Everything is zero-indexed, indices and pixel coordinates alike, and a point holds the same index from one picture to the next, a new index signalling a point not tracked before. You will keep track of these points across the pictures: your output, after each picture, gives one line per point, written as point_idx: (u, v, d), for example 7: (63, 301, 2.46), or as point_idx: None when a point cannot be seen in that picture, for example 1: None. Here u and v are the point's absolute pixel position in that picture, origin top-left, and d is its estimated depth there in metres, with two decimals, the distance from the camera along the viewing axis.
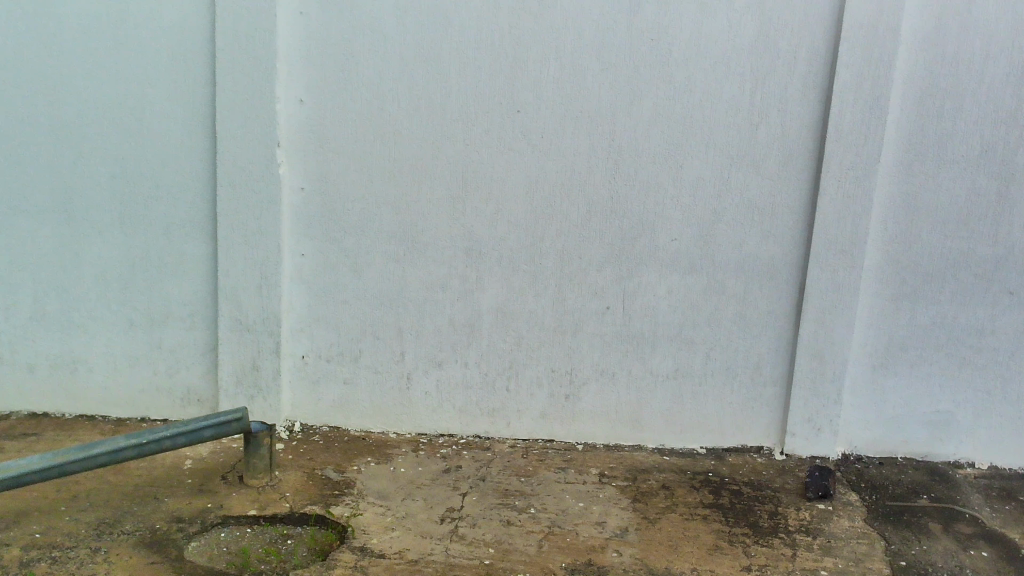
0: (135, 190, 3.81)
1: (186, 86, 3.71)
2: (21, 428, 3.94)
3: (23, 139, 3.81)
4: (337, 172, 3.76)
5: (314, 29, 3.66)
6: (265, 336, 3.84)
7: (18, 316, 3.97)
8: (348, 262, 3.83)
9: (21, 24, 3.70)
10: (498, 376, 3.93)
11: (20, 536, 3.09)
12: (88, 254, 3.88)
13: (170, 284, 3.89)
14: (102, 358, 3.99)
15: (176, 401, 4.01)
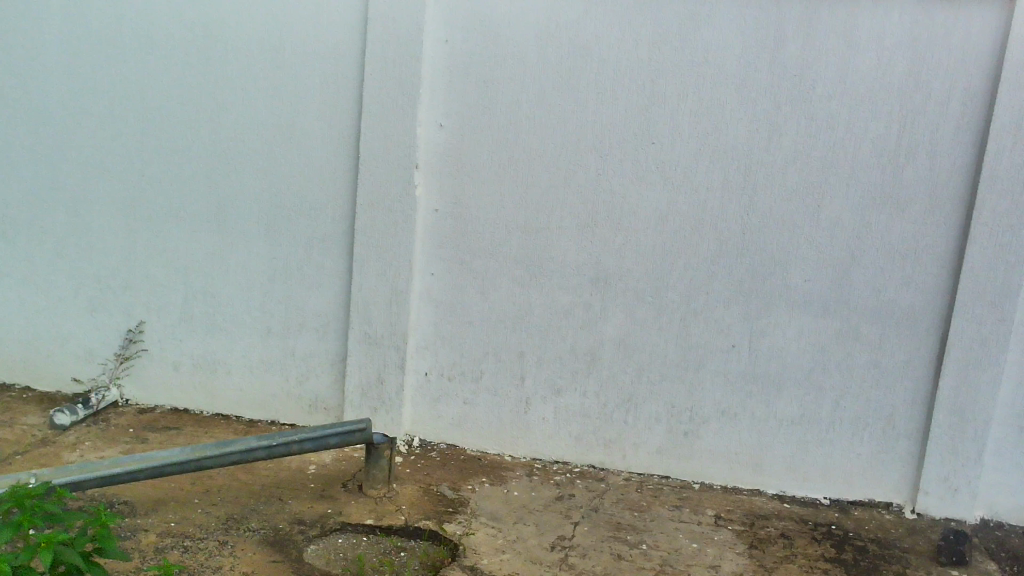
0: (281, 204, 4.02)
1: (335, 109, 3.90)
2: (164, 421, 4.21)
3: (184, 152, 4.08)
4: (470, 195, 3.85)
5: (458, 57, 3.78)
6: (392, 351, 3.96)
7: (169, 316, 4.24)
8: (475, 283, 3.91)
9: (191, 46, 3.99)
10: (616, 408, 3.89)
11: (157, 523, 3.29)
12: (235, 262, 4.12)
13: (306, 294, 4.07)
14: (240, 361, 4.21)
15: (305, 407, 4.18)
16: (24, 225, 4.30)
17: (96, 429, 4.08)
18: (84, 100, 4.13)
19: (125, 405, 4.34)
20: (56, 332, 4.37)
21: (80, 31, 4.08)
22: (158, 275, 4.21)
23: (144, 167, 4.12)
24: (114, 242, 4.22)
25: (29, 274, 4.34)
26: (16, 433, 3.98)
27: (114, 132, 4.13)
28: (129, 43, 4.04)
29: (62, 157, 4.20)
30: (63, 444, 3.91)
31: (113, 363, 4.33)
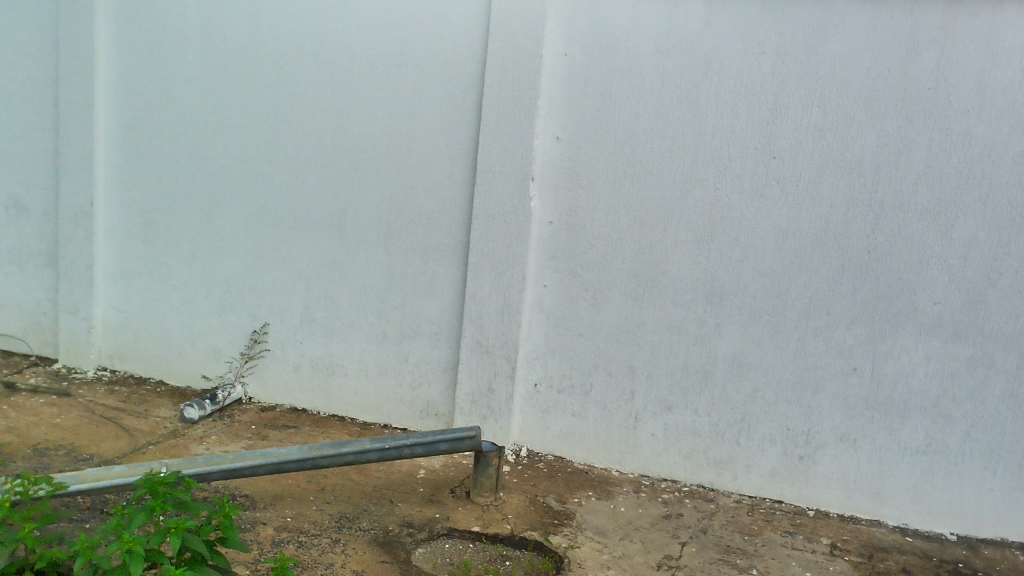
0: (400, 213, 4.14)
1: (454, 121, 3.99)
2: (283, 420, 4.38)
3: (311, 162, 4.25)
4: (585, 208, 3.85)
5: (576, 70, 3.80)
6: (503, 360, 4.00)
7: (291, 319, 4.42)
8: (587, 296, 3.90)
9: (321, 60, 4.16)
10: (728, 427, 3.80)
11: (274, 517, 3.42)
12: (354, 269, 4.25)
13: (421, 302, 4.17)
14: (356, 364, 4.34)
15: (417, 412, 4.27)
16: (164, 229, 4.57)
17: (221, 424, 4.29)
18: (221, 113, 4.37)
19: (248, 402, 4.55)
20: (188, 331, 4.63)
21: (220, 47, 4.32)
22: (282, 280, 4.39)
23: (274, 176, 4.32)
24: (243, 248, 4.43)
25: (166, 276, 4.62)
26: (149, 425, 4.24)
27: (247, 142, 4.34)
28: (263, 58, 4.25)
29: (199, 165, 4.45)
30: (191, 437, 4.13)
31: (238, 361, 4.55)
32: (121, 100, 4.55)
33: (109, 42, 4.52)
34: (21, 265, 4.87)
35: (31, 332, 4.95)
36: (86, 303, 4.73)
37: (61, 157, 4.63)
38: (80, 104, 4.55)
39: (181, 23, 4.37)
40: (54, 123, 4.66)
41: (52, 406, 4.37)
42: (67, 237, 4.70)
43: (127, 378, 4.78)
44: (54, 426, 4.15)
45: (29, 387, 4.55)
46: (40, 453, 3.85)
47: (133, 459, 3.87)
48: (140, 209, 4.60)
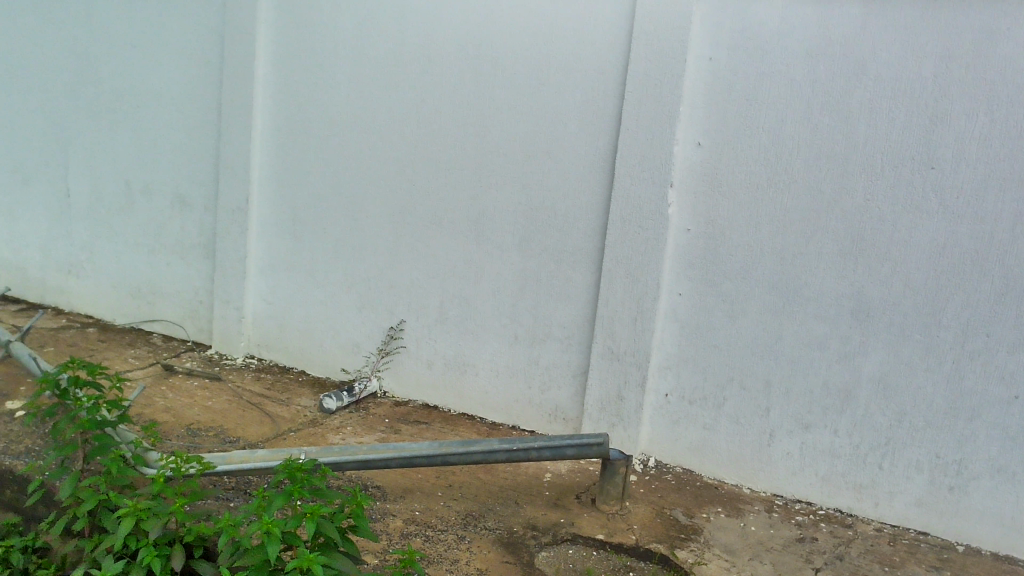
0: (535, 216, 4.16)
1: (594, 126, 3.98)
2: (415, 415, 4.49)
3: (451, 164, 4.33)
4: (725, 216, 3.75)
5: (722, 74, 3.70)
6: (633, 368, 3.95)
7: (426, 317, 4.52)
8: (724, 306, 3.79)
9: (465, 65, 4.24)
10: (871, 451, 3.60)
11: (403, 510, 3.51)
12: (489, 271, 4.31)
13: (553, 306, 4.17)
14: (487, 364, 4.40)
15: (545, 416, 4.28)
16: (311, 225, 4.78)
17: (357, 415, 4.45)
18: (368, 116, 4.53)
19: (383, 396, 4.69)
20: (330, 324, 4.82)
21: (369, 53, 4.48)
22: (419, 279, 4.50)
23: (415, 178, 4.44)
24: (383, 247, 4.58)
25: (311, 271, 4.82)
26: (291, 412, 4.44)
27: (391, 144, 4.48)
28: (409, 63, 4.38)
29: (346, 166, 4.62)
30: (329, 427, 4.30)
31: (375, 356, 4.71)
32: (277, 103, 4.79)
33: (269, 48, 4.77)
34: (183, 256, 5.23)
35: (188, 319, 5.30)
36: (239, 294, 5.01)
37: (222, 156, 4.93)
38: (240, 107, 4.83)
39: (335, 29, 4.55)
40: (216, 124, 4.97)
41: (205, 389, 4.66)
42: (224, 232, 5.00)
43: (272, 366, 5.04)
44: (206, 408, 4.42)
45: (185, 370, 4.87)
46: (192, 433, 4.11)
47: (274, 444, 4.06)
48: (290, 206, 4.83)
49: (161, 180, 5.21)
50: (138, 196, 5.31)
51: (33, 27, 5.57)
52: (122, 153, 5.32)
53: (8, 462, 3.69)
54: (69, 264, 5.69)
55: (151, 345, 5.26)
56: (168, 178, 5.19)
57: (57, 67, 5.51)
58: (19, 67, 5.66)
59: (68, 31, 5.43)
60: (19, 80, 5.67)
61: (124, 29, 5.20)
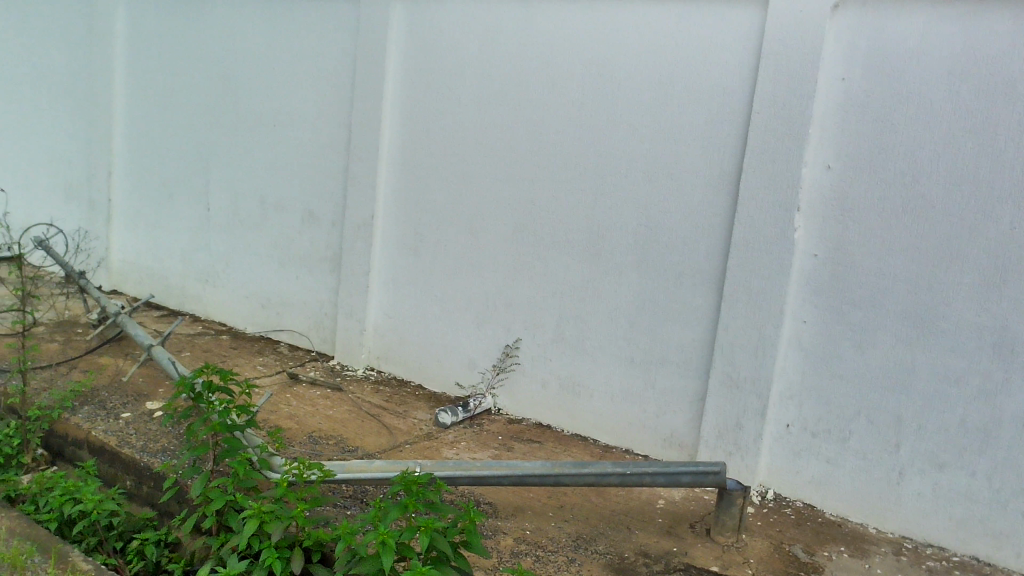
0: (655, 238, 4.11)
1: (718, 147, 3.91)
2: (528, 434, 4.50)
3: (570, 184, 4.34)
4: (855, 242, 3.60)
5: (855, 95, 3.56)
6: (753, 396, 3.84)
7: (542, 336, 4.53)
8: (852, 336, 3.64)
9: (589, 84, 4.24)
10: (1012, 497, 3.36)
11: (514, 528, 3.52)
12: (607, 292, 4.28)
13: (671, 330, 4.11)
14: (601, 386, 4.36)
15: (659, 441, 4.21)
16: (432, 242, 4.88)
17: (471, 431, 4.50)
18: (490, 135, 4.59)
19: (497, 413, 4.73)
20: (447, 340, 4.90)
21: (492, 73, 4.55)
22: (536, 298, 4.52)
23: (534, 196, 4.47)
24: (502, 265, 4.62)
25: (431, 287, 4.92)
26: (407, 425, 4.53)
27: (512, 164, 4.52)
28: (532, 83, 4.41)
29: (467, 184, 4.70)
30: (443, 441, 4.36)
31: (490, 373, 4.75)
32: (403, 122, 4.93)
33: (397, 69, 4.92)
34: (310, 270, 5.44)
35: (314, 329, 5.51)
36: (361, 307, 5.17)
37: (350, 174, 5.11)
38: (368, 126, 5.00)
39: (461, 50, 4.65)
40: (346, 143, 5.16)
41: (326, 398, 4.82)
42: (350, 247, 5.17)
43: (391, 379, 5.17)
44: (327, 417, 4.57)
45: (309, 379, 5.05)
46: (313, 441, 4.26)
47: (391, 455, 4.15)
48: (412, 223, 4.94)
49: (293, 197, 5.45)
50: (271, 211, 5.57)
51: (181, 50, 5.92)
52: (257, 170, 5.60)
53: (145, 459, 3.92)
54: (206, 274, 6.02)
55: (278, 354, 5.49)
56: (300, 194, 5.42)
57: (200, 87, 5.84)
58: (166, 88, 6.03)
59: (212, 54, 5.75)
60: (167, 100, 6.04)
61: (263, 52, 5.47)
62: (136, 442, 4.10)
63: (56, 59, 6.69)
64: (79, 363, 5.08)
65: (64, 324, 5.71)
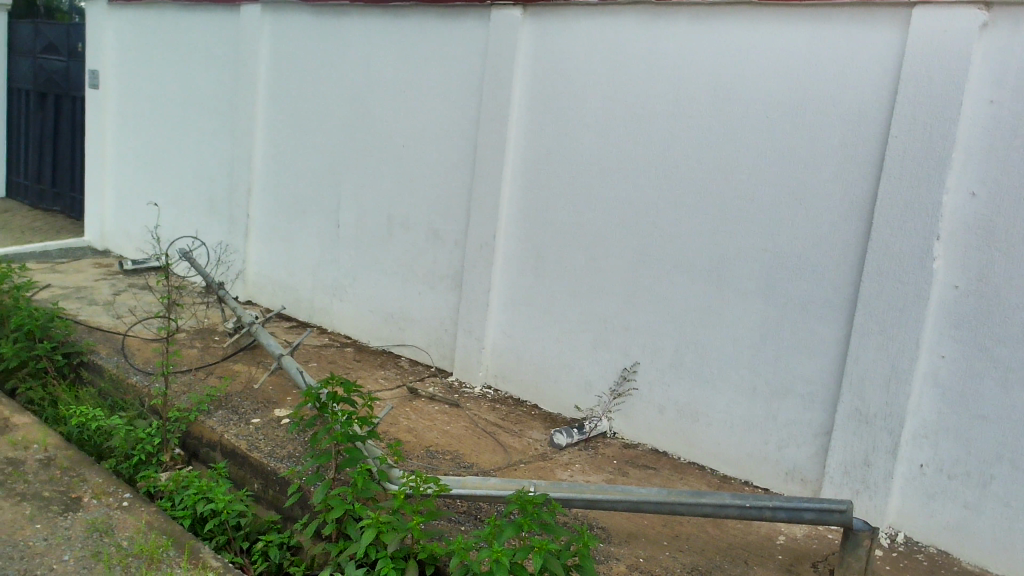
0: (782, 265, 4.00)
1: (852, 172, 3.76)
2: (644, 459, 4.45)
3: (694, 207, 4.27)
4: (1001, 274, 3.39)
5: (1004, 119, 3.35)
6: (884, 433, 3.65)
7: (661, 361, 4.47)
8: (995, 374, 3.42)
9: (715, 106, 4.16)
10: None
11: (628, 555, 3.47)
12: (729, 318, 4.18)
13: (796, 360, 3.97)
14: (721, 414, 4.26)
15: (781, 475, 4.07)
16: (553, 263, 4.90)
17: (586, 453, 4.48)
18: (612, 157, 4.57)
19: (612, 437, 4.70)
20: (565, 361, 4.91)
21: (617, 95, 4.53)
22: (656, 322, 4.47)
23: (656, 219, 4.42)
24: (621, 288, 4.59)
25: (550, 308, 4.94)
26: (523, 444, 4.56)
27: (634, 186, 4.49)
28: (657, 105, 4.38)
29: (589, 206, 4.70)
30: (558, 462, 4.36)
31: (607, 397, 4.72)
32: (526, 143, 4.98)
33: (523, 91, 4.98)
34: (433, 287, 5.56)
35: (434, 345, 5.62)
36: (481, 326, 5.24)
37: (474, 194, 5.21)
38: (493, 147, 5.08)
39: (586, 73, 4.66)
40: (471, 164, 5.26)
41: (444, 414, 4.90)
42: (472, 265, 5.26)
43: (507, 397, 5.21)
44: (444, 432, 4.64)
45: (428, 394, 5.16)
46: (431, 455, 4.34)
47: (505, 473, 4.18)
48: (533, 244, 4.98)
49: (419, 215, 5.59)
50: (397, 229, 5.73)
51: (318, 73, 6.19)
52: (386, 189, 5.78)
53: (272, 464, 4.08)
54: (334, 288, 6.24)
55: (399, 368, 5.63)
56: (425, 213, 5.55)
57: (334, 108, 6.08)
58: (303, 109, 6.31)
59: (347, 76, 5.98)
60: (303, 121, 6.32)
61: (395, 75, 5.65)
62: (264, 447, 4.28)
63: (205, 83, 7.13)
64: (216, 369, 5.36)
65: (203, 332, 6.05)
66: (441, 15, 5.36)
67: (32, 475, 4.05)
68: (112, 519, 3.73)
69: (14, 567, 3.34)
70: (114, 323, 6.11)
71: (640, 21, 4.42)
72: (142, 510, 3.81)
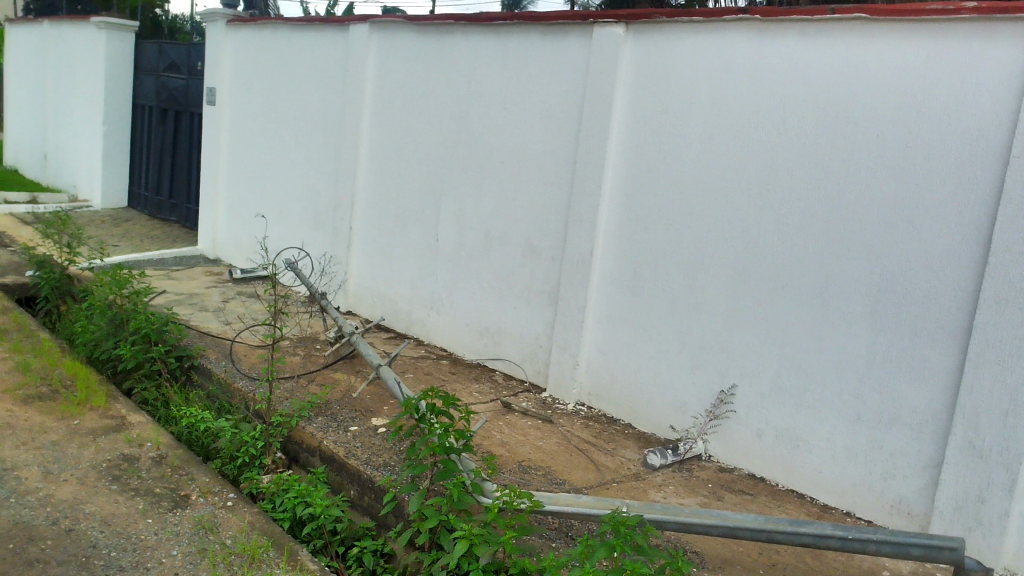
0: (891, 289, 3.85)
1: (969, 194, 3.60)
2: (741, 484, 4.34)
3: (799, 228, 4.16)
4: None
5: None
6: (1000, 468, 3.47)
7: (760, 384, 4.36)
8: None
9: (823, 124, 4.06)
10: None
11: None
12: (833, 343, 4.06)
13: (905, 388, 3.81)
14: (822, 442, 4.13)
15: (886, 507, 3.91)
16: (650, 282, 4.85)
17: (680, 475, 4.42)
18: (714, 175, 4.51)
19: (707, 460, 4.61)
20: (660, 381, 4.85)
21: (721, 113, 4.47)
22: (755, 344, 4.37)
23: (758, 239, 4.33)
24: (721, 308, 4.51)
25: (646, 327, 4.89)
26: (615, 463, 4.52)
27: (736, 205, 4.41)
28: (762, 123, 4.29)
29: (688, 224, 4.64)
30: (651, 482, 4.30)
31: (703, 419, 4.63)
32: (626, 160, 4.96)
33: (624, 109, 4.97)
34: (529, 302, 5.59)
35: (528, 361, 5.65)
36: (576, 343, 5.24)
37: (572, 211, 5.22)
38: (593, 165, 5.08)
39: (689, 90, 4.61)
40: (570, 181, 5.28)
41: (538, 429, 4.91)
42: (568, 282, 5.27)
43: (601, 416, 5.18)
44: (537, 447, 4.65)
45: (521, 409, 5.18)
46: (523, 469, 4.35)
47: (597, 491, 4.16)
48: (630, 262, 4.95)
49: (517, 231, 5.64)
50: (495, 244, 5.80)
51: (422, 90, 6.33)
52: (484, 204, 5.85)
53: (369, 471, 4.17)
54: (431, 301, 6.35)
55: (494, 382, 5.68)
56: (523, 229, 5.59)
57: (436, 124, 6.20)
58: (407, 125, 6.45)
59: (450, 93, 6.09)
60: (406, 137, 6.47)
61: (497, 92, 5.73)
62: (361, 455, 4.38)
63: (315, 99, 7.39)
64: (317, 377, 5.52)
65: (306, 340, 6.24)
66: (544, 33, 5.40)
67: (145, 471, 4.25)
68: (217, 518, 3.87)
69: (127, 558, 3.51)
70: (223, 329, 6.37)
71: (746, 38, 4.35)
72: (245, 510, 3.95)
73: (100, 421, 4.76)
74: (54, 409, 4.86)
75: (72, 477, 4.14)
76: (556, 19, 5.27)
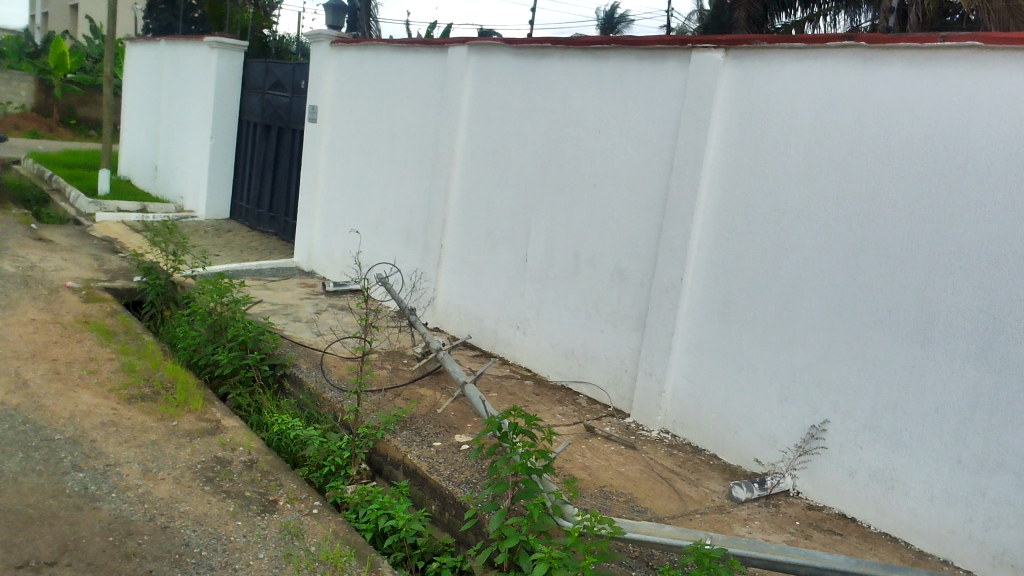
0: (1000, 328, 3.67)
1: None
2: (830, 524, 4.20)
3: (903, 262, 4.02)
4: None
5: None
6: None
7: (854, 422, 4.22)
8: None
9: (932, 156, 3.91)
10: None
11: None
12: (935, 382, 3.89)
13: (1012, 433, 3.62)
14: (919, 484, 3.96)
15: (987, 557, 3.71)
16: (742, 311, 4.76)
17: (765, 511, 4.31)
18: (812, 204, 4.41)
19: (796, 496, 4.48)
20: (749, 412, 4.74)
21: (821, 141, 4.37)
22: (850, 379, 4.23)
23: (859, 271, 4.19)
24: (815, 340, 4.39)
25: (736, 357, 4.80)
26: (699, 493, 4.44)
27: (834, 235, 4.30)
28: (865, 152, 4.18)
29: (784, 253, 4.54)
30: (735, 516, 4.20)
31: (792, 453, 4.51)
32: (721, 187, 4.90)
33: (720, 135, 4.91)
34: (616, 326, 5.55)
35: (613, 385, 5.61)
36: (663, 370, 5.18)
37: (664, 235, 5.18)
38: (686, 189, 5.04)
39: (789, 117, 4.53)
40: (662, 206, 5.24)
41: (620, 455, 4.87)
42: (657, 307, 5.22)
43: (686, 444, 5.10)
44: (619, 473, 4.61)
45: (604, 434, 5.14)
46: (605, 494, 4.31)
47: (680, 522, 4.08)
48: (722, 289, 4.87)
49: (606, 254, 5.63)
50: (584, 267, 5.79)
51: (517, 111, 6.39)
52: (575, 226, 5.85)
53: (451, 487, 4.21)
54: (518, 320, 6.38)
55: (577, 405, 5.66)
56: (613, 253, 5.58)
57: (530, 145, 6.25)
58: (501, 145, 6.53)
59: (545, 114, 6.14)
60: (499, 156, 6.54)
61: (591, 114, 5.75)
62: (444, 470, 4.42)
63: (412, 118, 7.55)
64: (403, 391, 5.61)
65: (394, 354, 6.36)
66: (641, 58, 5.40)
67: (237, 475, 4.39)
68: (303, 524, 3.97)
69: (218, 558, 3.62)
70: (315, 340, 6.55)
71: (850, 66, 4.25)
72: (329, 519, 4.03)
73: (197, 423, 4.95)
74: (155, 409, 5.08)
75: (168, 476, 4.31)
76: (654, 44, 5.27)
